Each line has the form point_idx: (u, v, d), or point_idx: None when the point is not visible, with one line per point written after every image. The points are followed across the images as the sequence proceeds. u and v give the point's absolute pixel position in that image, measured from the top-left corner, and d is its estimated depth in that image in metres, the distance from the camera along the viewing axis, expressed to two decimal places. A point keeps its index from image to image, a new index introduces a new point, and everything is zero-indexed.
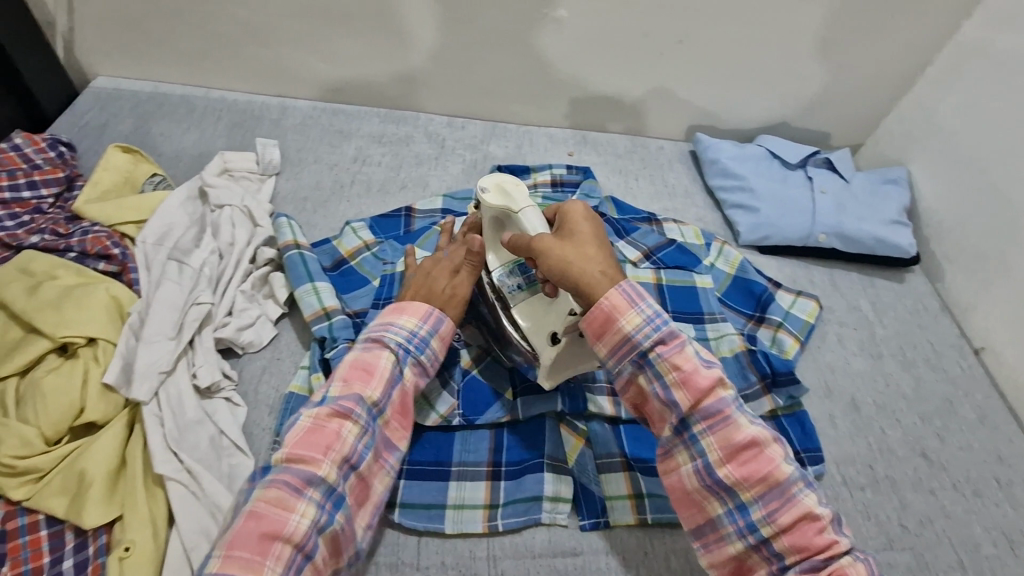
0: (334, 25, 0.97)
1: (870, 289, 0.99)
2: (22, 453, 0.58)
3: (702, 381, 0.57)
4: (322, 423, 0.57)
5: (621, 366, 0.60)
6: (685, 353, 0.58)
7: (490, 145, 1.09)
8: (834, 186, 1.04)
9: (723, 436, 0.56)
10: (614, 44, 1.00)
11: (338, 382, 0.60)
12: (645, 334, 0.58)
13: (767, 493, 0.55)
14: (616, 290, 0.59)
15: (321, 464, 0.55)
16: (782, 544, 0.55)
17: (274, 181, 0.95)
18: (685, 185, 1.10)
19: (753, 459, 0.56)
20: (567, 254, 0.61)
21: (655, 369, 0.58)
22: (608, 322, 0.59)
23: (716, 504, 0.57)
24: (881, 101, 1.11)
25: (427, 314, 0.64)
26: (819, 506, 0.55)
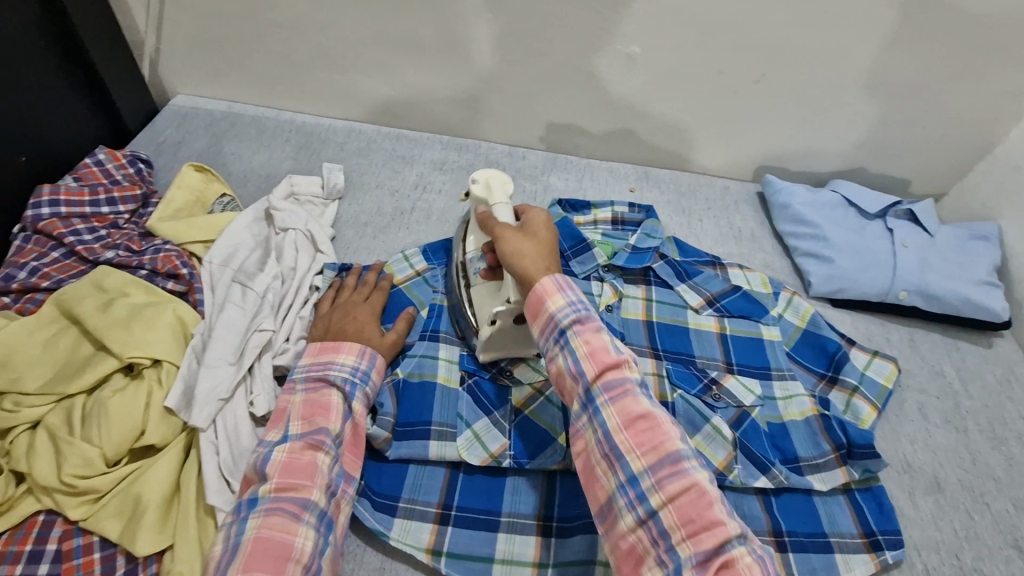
0: (406, 53, 0.97)
1: (954, 353, 0.93)
2: (84, 473, 0.58)
3: (607, 357, 0.57)
4: (298, 455, 0.58)
5: (545, 343, 0.61)
6: (598, 333, 0.58)
7: (551, 177, 1.07)
8: (918, 239, 0.97)
9: (622, 406, 0.55)
10: (687, 82, 0.98)
11: (297, 420, 0.61)
12: (565, 314, 0.60)
13: (659, 466, 0.52)
14: (549, 278, 0.62)
15: (312, 489, 0.56)
16: (669, 515, 0.51)
17: (337, 205, 0.95)
18: (753, 228, 1.06)
19: (649, 431, 0.54)
20: (519, 245, 0.65)
21: (570, 345, 0.58)
22: (539, 305, 0.61)
23: (611, 480, 0.54)
24: (972, 150, 1.04)
25: (363, 352, 0.67)
26: (711, 485, 0.52)
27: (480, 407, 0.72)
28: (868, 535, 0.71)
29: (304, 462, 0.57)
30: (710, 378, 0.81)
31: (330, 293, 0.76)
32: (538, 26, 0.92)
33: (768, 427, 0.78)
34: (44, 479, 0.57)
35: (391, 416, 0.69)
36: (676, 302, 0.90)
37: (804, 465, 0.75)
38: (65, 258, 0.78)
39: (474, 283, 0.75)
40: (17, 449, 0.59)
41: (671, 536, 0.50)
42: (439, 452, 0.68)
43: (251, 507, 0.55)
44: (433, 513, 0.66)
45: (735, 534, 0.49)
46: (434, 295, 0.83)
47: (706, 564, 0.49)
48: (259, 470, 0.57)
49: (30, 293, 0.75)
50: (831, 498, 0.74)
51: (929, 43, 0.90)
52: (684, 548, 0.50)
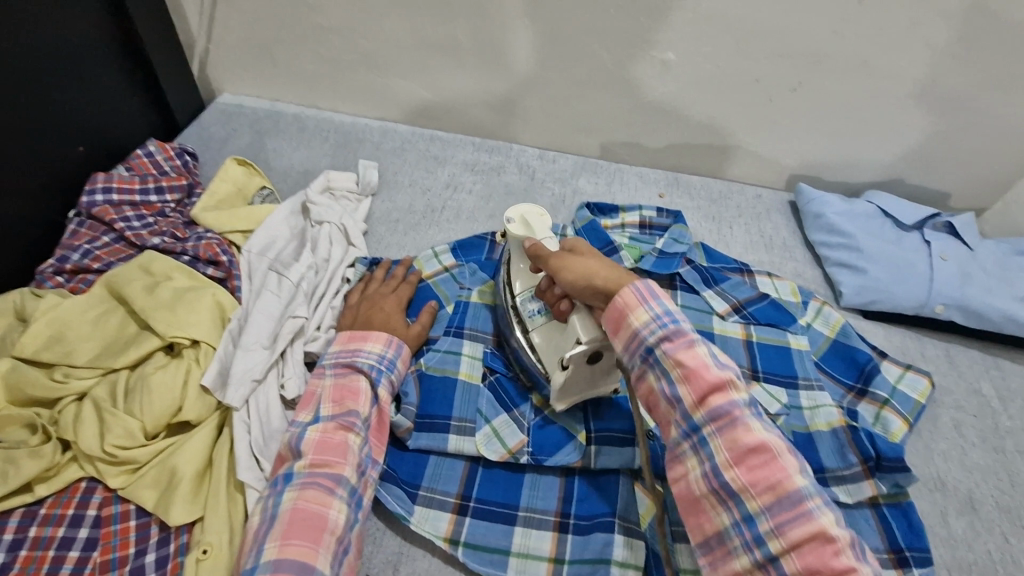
0: (443, 56, 1.00)
1: (994, 371, 0.90)
2: (125, 443, 0.61)
3: (706, 377, 0.54)
4: (330, 434, 0.60)
5: (631, 360, 0.59)
6: (692, 349, 0.55)
7: (580, 180, 1.08)
8: (957, 253, 0.95)
9: (731, 438, 0.52)
10: (721, 88, 0.98)
11: (328, 402, 0.63)
12: (652, 330, 0.57)
13: (775, 503, 0.50)
14: (629, 288, 0.59)
15: (344, 466, 0.58)
16: (791, 563, 0.49)
17: (370, 201, 0.98)
18: (784, 237, 1.04)
19: (763, 465, 0.51)
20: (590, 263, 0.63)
21: (661, 364, 0.56)
22: (621, 319, 0.59)
23: (723, 514, 0.52)
24: (1018, 164, 1.01)
25: (390, 341, 0.69)
26: (838, 527, 0.48)
27: (500, 404, 0.73)
28: (895, 552, 0.69)
29: (337, 441, 0.59)
30: None
31: (359, 286, 0.79)
32: (573, 31, 0.93)
33: (793, 437, 0.77)
34: (88, 447, 0.60)
35: (414, 406, 0.71)
36: (702, 307, 0.89)
37: (830, 477, 0.73)
38: (116, 243, 0.82)
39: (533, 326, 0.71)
40: (64, 418, 0.63)
41: (780, 567, 0.49)
42: (457, 445, 0.69)
43: (286, 482, 0.57)
44: (452, 503, 0.67)
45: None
46: (460, 291, 0.84)
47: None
48: (294, 448, 0.59)
49: (83, 273, 0.79)
50: (857, 512, 0.72)
51: (974, 52, 0.88)
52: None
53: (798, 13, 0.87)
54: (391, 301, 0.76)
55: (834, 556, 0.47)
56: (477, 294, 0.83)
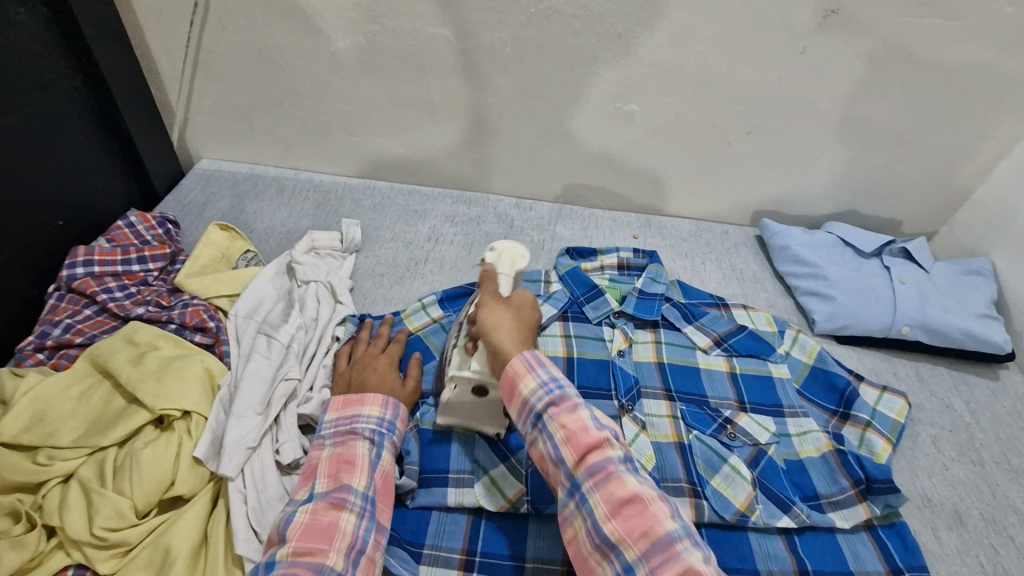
0: (419, 116, 1.04)
1: (962, 386, 0.95)
2: (115, 525, 0.59)
3: (586, 438, 0.56)
4: (320, 515, 0.57)
5: (524, 427, 0.61)
6: (575, 413, 0.58)
7: (557, 226, 1.12)
8: (915, 276, 1.01)
9: (606, 491, 0.53)
10: (684, 135, 1.04)
11: (323, 479, 0.60)
12: (539, 396, 0.60)
13: (649, 550, 0.50)
14: (518, 356, 0.63)
15: (329, 552, 0.54)
16: None
17: (355, 257, 0.99)
18: (754, 270, 1.10)
19: (635, 514, 0.52)
20: (500, 317, 0.68)
21: (548, 430, 0.58)
22: (512, 388, 0.62)
23: (607, 569, 0.52)
24: (957, 192, 1.10)
25: (386, 402, 0.68)
26: (705, 565, 0.49)
27: (498, 453, 0.73)
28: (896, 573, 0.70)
29: (326, 523, 0.56)
30: (724, 418, 0.82)
31: (346, 347, 0.79)
32: (540, 89, 0.99)
33: (784, 464, 0.78)
34: (75, 532, 0.58)
35: (416, 464, 0.70)
36: (684, 343, 0.92)
37: (824, 503, 0.75)
38: (98, 315, 0.81)
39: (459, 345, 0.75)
40: (48, 503, 0.60)
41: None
42: (459, 499, 0.69)
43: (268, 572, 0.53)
44: (458, 560, 0.66)
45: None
46: (450, 342, 0.85)
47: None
48: (281, 533, 0.56)
49: (63, 349, 0.77)
50: (853, 535, 0.73)
51: (907, 94, 0.97)
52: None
53: (748, 65, 0.95)
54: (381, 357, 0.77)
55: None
56: None
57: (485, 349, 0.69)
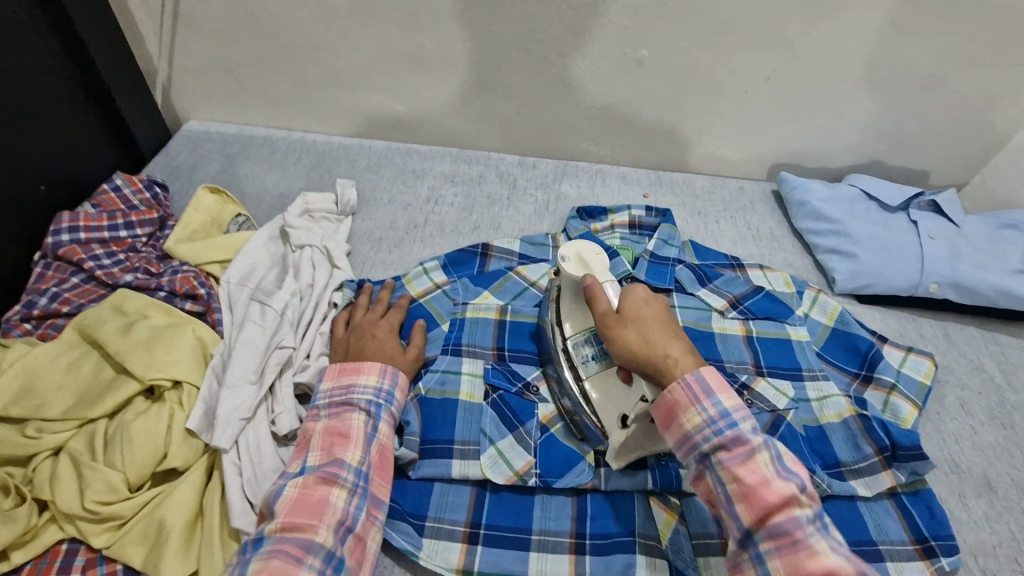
0: (413, 68, 0.98)
1: (993, 346, 0.89)
2: (106, 498, 0.57)
3: (768, 494, 0.51)
4: (309, 490, 0.55)
5: (686, 458, 0.56)
6: (753, 464, 0.52)
7: (562, 184, 1.07)
8: (944, 231, 0.94)
9: (739, 466, 0.53)
10: (697, 82, 0.97)
11: (316, 452, 0.59)
12: (705, 434, 0.55)
13: (775, 527, 0.50)
14: (681, 383, 0.56)
15: (318, 529, 0.52)
16: None
17: (351, 221, 0.95)
18: (771, 227, 1.04)
19: (805, 550, 0.49)
20: (632, 342, 0.60)
21: (687, 400, 0.56)
22: (672, 415, 0.56)
23: (728, 532, 0.53)
24: (993, 139, 1.02)
25: (384, 371, 0.65)
26: (836, 556, 0.48)
27: (505, 423, 0.70)
28: (920, 542, 0.67)
29: (316, 499, 0.54)
30: (741, 383, 0.78)
31: (344, 313, 0.75)
32: (543, 34, 0.92)
33: (804, 431, 0.75)
34: (67, 506, 0.56)
35: (417, 435, 0.67)
36: (698, 306, 0.87)
37: (846, 471, 0.72)
38: (85, 283, 0.78)
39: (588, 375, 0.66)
40: (40, 477, 0.59)
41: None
42: (462, 471, 0.66)
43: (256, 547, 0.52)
44: (462, 532, 0.64)
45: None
46: (454, 308, 0.82)
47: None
48: (270, 507, 0.55)
49: (51, 318, 0.75)
50: (876, 504, 0.70)
51: (943, 30, 0.88)
52: None
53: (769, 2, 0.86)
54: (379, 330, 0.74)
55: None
56: (472, 309, 0.81)
57: (642, 377, 0.60)
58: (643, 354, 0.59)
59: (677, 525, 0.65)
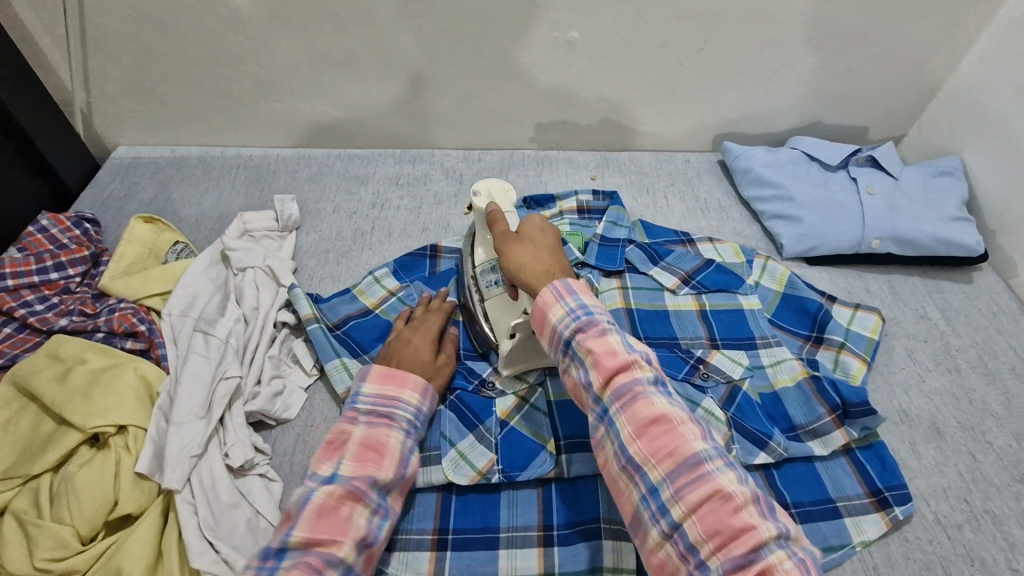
0: (342, 72, 0.95)
1: (936, 293, 0.91)
2: (59, 555, 0.56)
3: (613, 362, 0.52)
4: (337, 504, 0.53)
5: (556, 356, 0.57)
6: (604, 337, 0.53)
7: (509, 175, 1.06)
8: (883, 185, 0.96)
9: (633, 412, 0.50)
10: (631, 60, 0.96)
11: (348, 460, 0.57)
12: (566, 325, 0.55)
13: (675, 470, 0.47)
14: (547, 288, 0.58)
15: (342, 545, 0.52)
16: (696, 529, 0.45)
17: (295, 235, 0.93)
18: (718, 198, 1.04)
19: (663, 433, 0.49)
20: (522, 257, 0.63)
21: (578, 355, 0.54)
22: (543, 319, 0.57)
23: (633, 490, 0.49)
24: (924, 89, 1.04)
25: (425, 390, 0.64)
26: (737, 485, 0.46)
27: (465, 424, 0.70)
28: (875, 494, 0.70)
29: (342, 515, 0.53)
30: (696, 358, 0.79)
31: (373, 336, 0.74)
32: (468, 25, 0.90)
33: (759, 398, 0.76)
34: (17, 568, 0.55)
35: None
36: (651, 286, 0.88)
37: (802, 433, 0.73)
38: (19, 332, 0.75)
39: (488, 296, 0.73)
40: None
41: (699, 551, 0.45)
42: (426, 478, 0.66)
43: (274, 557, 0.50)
44: (430, 540, 0.64)
45: (771, 539, 0.43)
46: None
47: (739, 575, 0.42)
48: (293, 515, 0.52)
49: None
50: (833, 462, 0.72)
51: None
52: (714, 562, 0.44)
53: None
54: (331, 358, 0.72)
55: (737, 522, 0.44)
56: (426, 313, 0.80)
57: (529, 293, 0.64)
58: (527, 264, 0.63)
59: None
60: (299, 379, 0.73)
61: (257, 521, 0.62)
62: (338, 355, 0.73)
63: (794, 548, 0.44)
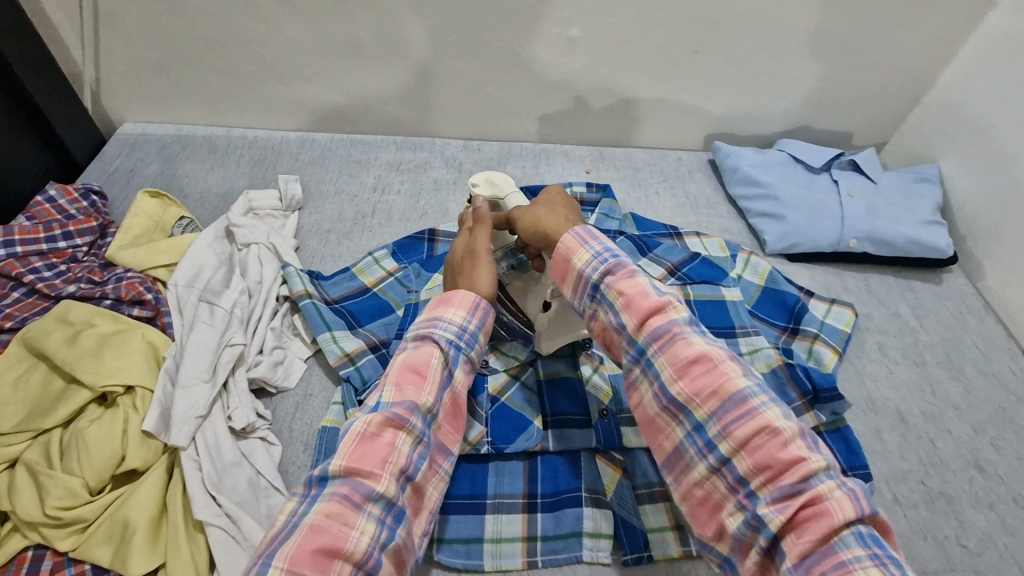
0: (349, 58, 0.98)
1: (909, 292, 0.96)
2: (68, 503, 0.59)
3: (646, 302, 0.55)
4: (377, 431, 0.52)
5: (582, 302, 0.61)
6: (633, 280, 0.57)
7: (507, 166, 1.09)
8: (863, 189, 1.00)
9: (672, 354, 0.52)
10: (629, 58, 1.00)
11: (390, 387, 0.55)
12: (594, 268, 0.59)
13: (721, 409, 0.50)
14: (569, 234, 0.62)
15: (381, 477, 0.50)
16: (743, 463, 0.48)
17: (297, 215, 0.96)
18: (707, 195, 1.08)
19: (704, 373, 0.51)
20: (536, 213, 0.67)
21: (608, 299, 0.57)
22: (567, 265, 0.61)
23: (677, 429, 0.53)
24: (907, 97, 1.08)
25: (474, 308, 0.61)
26: (784, 420, 0.48)
27: None
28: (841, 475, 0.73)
29: (382, 442, 0.52)
30: None
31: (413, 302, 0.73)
32: (474, 18, 0.93)
33: None
34: (28, 515, 0.58)
35: None
36: None
37: None
38: (28, 297, 0.78)
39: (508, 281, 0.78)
40: None
41: (749, 482, 0.48)
42: None
43: (319, 484, 0.50)
44: None
45: (820, 469, 0.45)
46: (408, 294, 0.84)
47: (788, 504, 0.45)
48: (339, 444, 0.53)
49: None
50: None
51: None
52: (766, 492, 0.47)
53: None
54: (321, 330, 0.76)
55: (787, 452, 0.47)
56: (425, 292, 0.83)
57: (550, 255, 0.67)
58: (540, 224, 0.67)
59: (622, 478, 0.70)
60: (299, 350, 0.77)
61: (258, 481, 0.65)
62: (328, 328, 0.76)
63: (841, 478, 0.46)
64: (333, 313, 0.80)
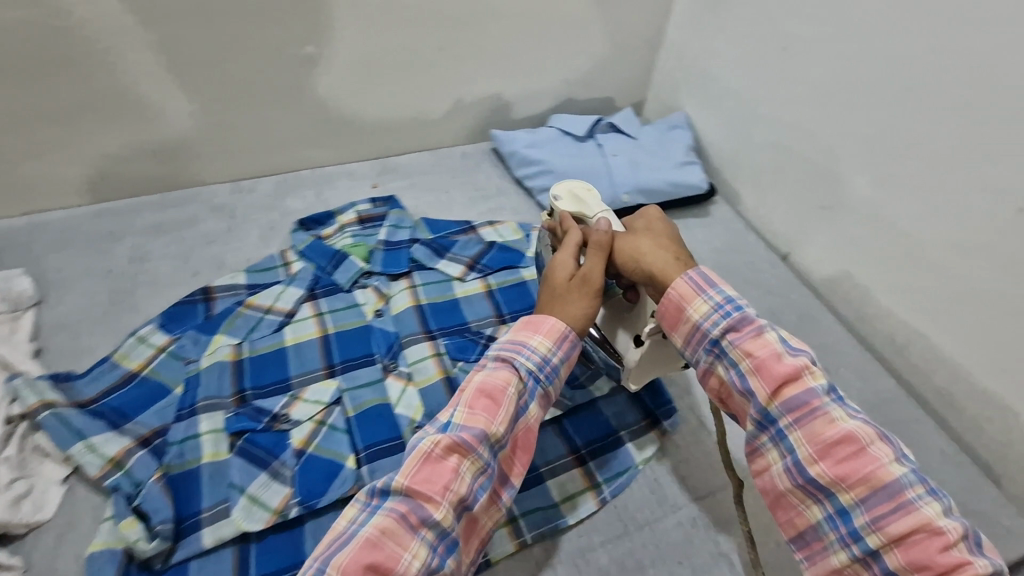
0: (58, 122, 0.85)
1: (684, 230, 1.06)
2: None
3: (780, 367, 0.55)
4: (440, 454, 0.54)
5: (697, 356, 0.60)
6: (762, 338, 0.56)
7: (287, 200, 1.02)
8: (624, 146, 1.08)
9: (810, 429, 0.53)
10: (378, 66, 0.98)
11: (463, 408, 0.56)
12: (714, 321, 0.58)
13: (873, 498, 0.51)
14: (682, 279, 0.61)
15: (439, 504, 0.52)
16: (895, 559, 0.50)
17: (33, 312, 0.82)
18: (496, 183, 1.10)
19: (851, 455, 0.52)
20: (640, 244, 0.66)
21: (730, 356, 0.58)
22: (678, 314, 0.61)
23: (817, 508, 0.54)
24: (646, 57, 1.19)
25: (562, 338, 0.61)
26: (944, 519, 0.49)
27: (255, 465, 0.67)
28: (648, 417, 0.79)
29: (445, 466, 0.54)
30: (487, 336, 0.84)
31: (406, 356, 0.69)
32: (195, 53, 0.86)
33: None
34: None
35: (169, 521, 0.61)
36: (440, 278, 0.91)
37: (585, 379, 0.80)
38: None
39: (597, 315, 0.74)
40: None
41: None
42: (217, 535, 0.62)
43: (384, 497, 0.53)
44: None
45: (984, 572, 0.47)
46: (187, 367, 0.76)
47: None
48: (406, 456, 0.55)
49: None
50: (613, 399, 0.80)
51: None
52: None
53: None
54: (72, 443, 0.66)
55: (947, 551, 0.48)
56: (205, 359, 0.76)
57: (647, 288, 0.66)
58: (655, 250, 0.65)
59: None
60: (50, 472, 0.65)
61: None
62: (81, 437, 0.66)
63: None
64: (90, 414, 0.69)
